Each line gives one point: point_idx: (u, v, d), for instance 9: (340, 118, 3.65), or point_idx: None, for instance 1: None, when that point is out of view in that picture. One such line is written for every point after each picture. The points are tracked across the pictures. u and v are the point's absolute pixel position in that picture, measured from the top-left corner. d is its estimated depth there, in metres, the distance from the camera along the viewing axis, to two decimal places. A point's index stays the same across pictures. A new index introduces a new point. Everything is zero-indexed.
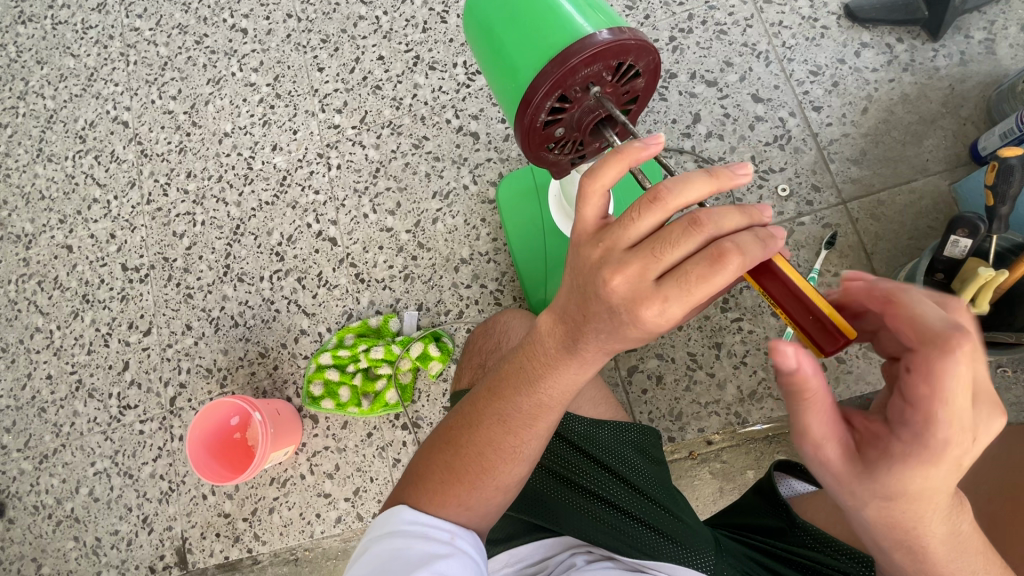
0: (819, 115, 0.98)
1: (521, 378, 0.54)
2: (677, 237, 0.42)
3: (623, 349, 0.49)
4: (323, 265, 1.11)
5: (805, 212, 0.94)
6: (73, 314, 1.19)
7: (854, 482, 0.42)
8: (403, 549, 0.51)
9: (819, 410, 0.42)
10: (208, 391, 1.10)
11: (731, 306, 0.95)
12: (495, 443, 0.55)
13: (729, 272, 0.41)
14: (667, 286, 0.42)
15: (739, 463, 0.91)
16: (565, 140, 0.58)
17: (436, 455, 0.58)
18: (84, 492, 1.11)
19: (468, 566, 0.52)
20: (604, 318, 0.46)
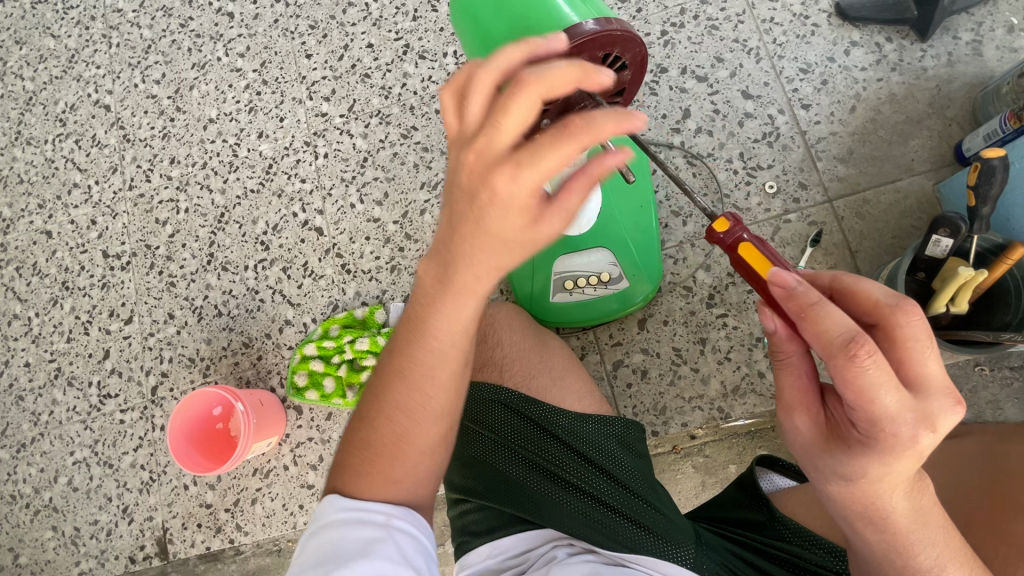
0: (808, 113, 0.98)
1: (415, 324, 0.53)
2: (510, 99, 0.40)
3: (500, 259, 0.47)
4: (309, 255, 1.10)
5: (792, 210, 0.95)
6: (52, 302, 1.17)
7: (821, 453, 0.47)
8: (339, 540, 0.49)
9: (793, 374, 0.48)
10: (191, 380, 1.09)
11: (717, 302, 0.95)
12: (398, 391, 0.54)
13: (573, 137, 0.39)
14: (517, 155, 0.41)
15: (722, 458, 0.92)
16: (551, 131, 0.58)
17: (356, 423, 0.56)
18: (63, 482, 1.10)
19: (408, 546, 0.50)
20: (475, 221, 0.45)
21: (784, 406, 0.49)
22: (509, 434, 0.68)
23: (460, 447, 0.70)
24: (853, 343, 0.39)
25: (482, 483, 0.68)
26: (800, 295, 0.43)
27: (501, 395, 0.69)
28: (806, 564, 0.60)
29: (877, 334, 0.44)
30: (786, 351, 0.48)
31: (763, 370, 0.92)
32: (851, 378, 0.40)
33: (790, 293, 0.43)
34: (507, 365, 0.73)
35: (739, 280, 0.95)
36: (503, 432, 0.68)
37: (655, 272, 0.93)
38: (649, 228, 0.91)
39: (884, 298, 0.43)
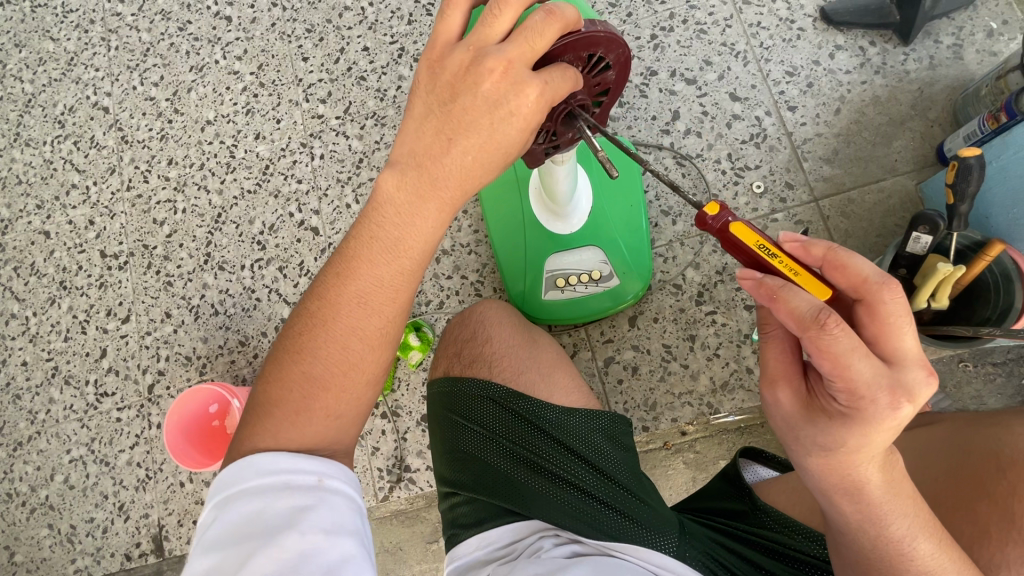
0: (794, 115, 1.00)
1: (379, 242, 0.55)
2: (544, 24, 0.48)
3: (480, 177, 0.53)
4: (305, 255, 1.11)
5: (779, 209, 0.97)
6: (50, 301, 1.18)
7: (801, 424, 0.49)
8: (264, 508, 0.49)
9: (776, 347, 0.51)
10: (187, 378, 1.10)
11: (706, 300, 0.97)
12: (354, 311, 0.56)
13: (570, 67, 0.50)
14: (539, 74, 0.49)
15: (712, 453, 0.95)
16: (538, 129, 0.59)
17: (300, 344, 0.57)
18: (60, 480, 1.10)
19: (339, 504, 0.51)
20: (474, 129, 0.50)
21: (767, 379, 0.51)
22: (497, 427, 0.69)
23: (449, 438, 0.72)
24: (823, 315, 0.43)
25: (471, 474, 0.69)
26: (768, 284, 0.46)
27: (490, 391, 0.71)
28: (786, 551, 0.62)
29: (858, 307, 0.47)
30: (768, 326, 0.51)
31: (751, 366, 0.93)
32: (823, 348, 0.43)
33: (759, 283, 0.47)
34: (497, 361, 0.74)
35: (727, 278, 0.97)
36: (491, 425, 0.70)
37: (645, 271, 0.95)
38: (639, 226, 0.95)
39: (871, 275, 0.46)
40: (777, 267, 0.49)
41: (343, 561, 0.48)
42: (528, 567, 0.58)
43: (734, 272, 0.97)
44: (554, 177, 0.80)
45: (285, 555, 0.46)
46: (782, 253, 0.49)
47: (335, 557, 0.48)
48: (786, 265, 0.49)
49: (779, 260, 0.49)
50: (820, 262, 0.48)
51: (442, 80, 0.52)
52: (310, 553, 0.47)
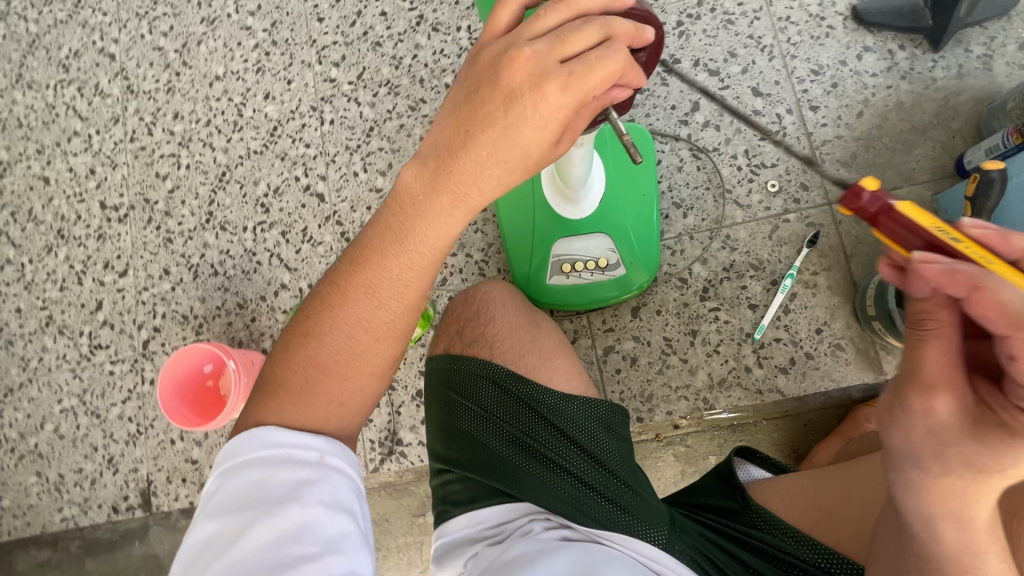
0: (816, 115, 0.99)
1: (394, 236, 0.55)
2: (580, 26, 0.46)
3: (497, 176, 0.51)
4: (308, 220, 1.09)
5: (791, 210, 0.96)
6: (46, 249, 1.17)
7: (960, 436, 0.44)
8: (265, 479, 0.49)
9: (943, 349, 0.44)
10: (183, 337, 1.09)
11: (710, 296, 0.96)
12: (362, 301, 0.56)
13: (618, 48, 0.45)
14: (569, 67, 0.46)
15: (702, 449, 1.02)
16: None
17: (310, 328, 0.58)
18: (49, 429, 1.10)
19: (339, 482, 0.51)
20: (495, 125, 0.49)
21: (922, 384, 0.45)
22: (494, 408, 0.70)
23: (446, 417, 0.72)
24: None
25: (466, 453, 0.69)
26: (963, 272, 0.40)
27: (490, 369, 0.71)
28: (773, 552, 0.61)
29: None
30: (940, 319, 0.44)
31: (750, 365, 0.93)
32: None
33: (949, 273, 0.41)
34: (497, 341, 0.74)
35: (734, 276, 0.96)
36: (489, 406, 0.70)
37: (653, 263, 0.94)
38: (650, 217, 0.94)
39: None
40: (962, 252, 0.41)
41: (340, 537, 0.47)
42: (517, 548, 0.58)
43: (741, 270, 0.96)
44: (570, 160, 0.79)
45: (282, 524, 0.46)
46: (967, 238, 0.41)
47: (333, 532, 0.47)
48: (972, 250, 0.41)
49: (964, 245, 0.41)
50: (1016, 257, 0.41)
51: (475, 74, 0.51)
52: (310, 524, 0.47)
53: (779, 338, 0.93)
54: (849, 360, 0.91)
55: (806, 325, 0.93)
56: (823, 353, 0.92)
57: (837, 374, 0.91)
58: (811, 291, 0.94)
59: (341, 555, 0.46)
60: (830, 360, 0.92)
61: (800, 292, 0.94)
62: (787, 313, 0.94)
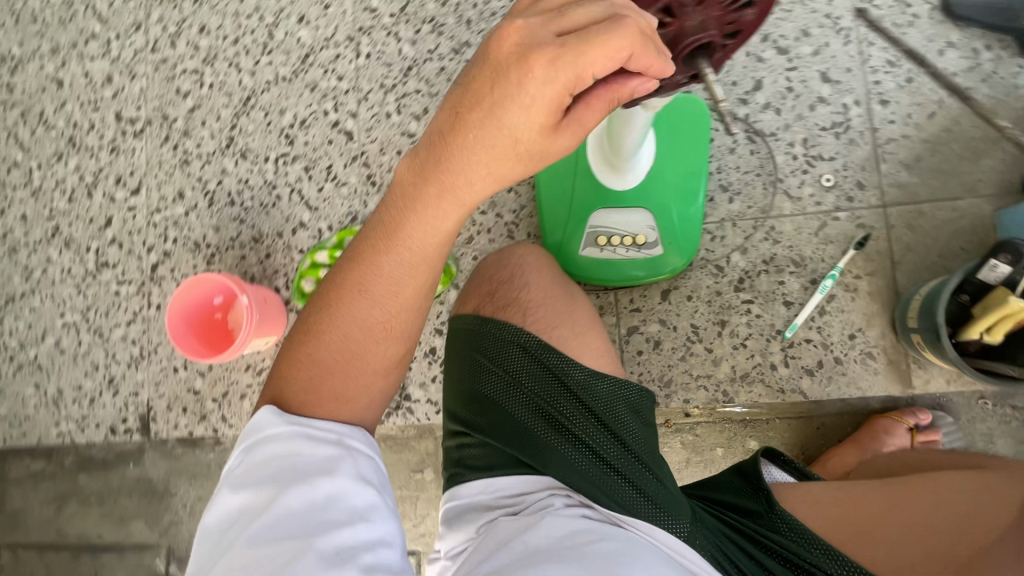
0: (884, 110, 0.93)
1: (393, 231, 0.57)
2: (572, 11, 0.44)
3: (489, 166, 0.49)
4: (334, 158, 1.04)
5: (843, 208, 0.91)
6: (56, 157, 1.11)
7: None
8: (297, 455, 0.53)
9: None
10: (193, 265, 1.05)
11: (745, 287, 0.93)
12: (359, 300, 0.59)
13: (621, 28, 0.41)
14: (558, 47, 0.43)
15: (711, 440, 1.01)
16: None
17: (317, 320, 0.61)
18: (50, 342, 1.08)
19: (360, 461, 0.55)
20: (483, 111, 0.47)
21: None
22: (523, 377, 0.67)
23: (469, 380, 0.70)
24: None
25: (489, 420, 0.67)
26: None
27: (522, 337, 0.68)
28: (794, 559, 0.60)
29: None
30: None
31: (775, 363, 0.90)
32: None
33: None
34: (532, 308, 0.71)
35: (772, 270, 0.92)
36: (518, 375, 0.67)
37: (692, 246, 0.90)
38: (696, 197, 0.89)
39: None
40: None
41: (368, 507, 0.52)
42: (550, 522, 0.57)
43: (781, 265, 0.92)
44: (626, 126, 0.73)
45: (315, 493, 0.50)
46: None
47: (361, 503, 0.52)
48: None
49: None
50: None
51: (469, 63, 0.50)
52: (338, 497, 0.51)
53: (809, 339, 0.90)
54: (877, 370, 0.89)
55: (839, 329, 0.90)
56: (852, 359, 0.89)
57: (864, 383, 0.89)
58: (851, 295, 0.90)
59: (369, 522, 0.51)
60: (858, 368, 0.89)
61: (839, 295, 0.90)
62: (821, 315, 0.91)
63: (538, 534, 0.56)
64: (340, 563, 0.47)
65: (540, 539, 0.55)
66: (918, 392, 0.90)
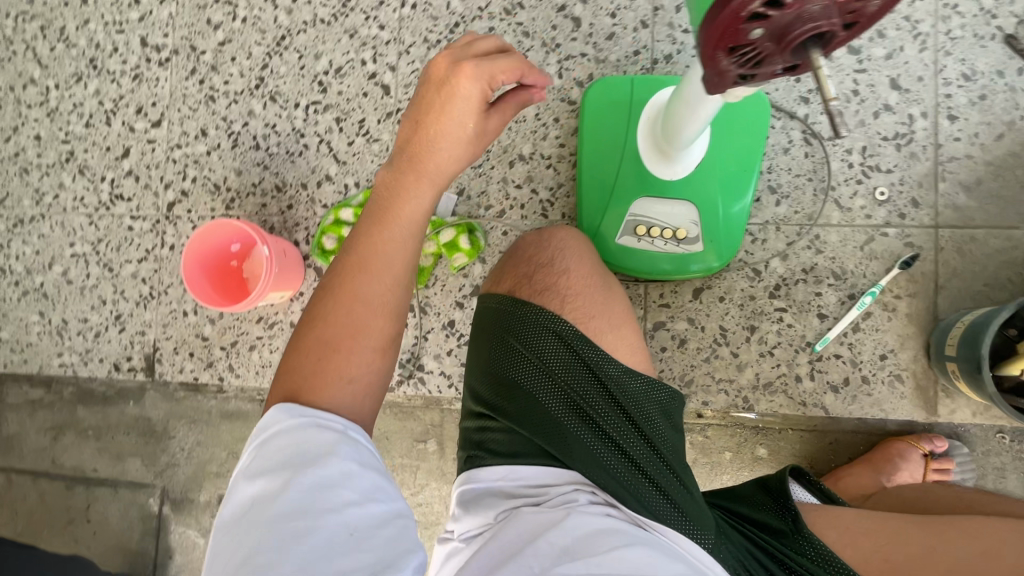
0: (951, 126, 0.88)
1: (378, 219, 0.61)
2: (479, 42, 0.60)
3: (450, 148, 0.60)
4: (367, 112, 0.99)
5: (893, 224, 0.88)
6: (75, 78, 1.06)
7: None
8: (299, 442, 0.51)
9: None
10: (211, 208, 1.01)
11: (780, 295, 0.90)
12: (352, 282, 0.59)
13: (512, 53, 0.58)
14: (477, 59, 0.58)
15: (721, 443, 1.00)
16: (752, 48, 0.41)
17: (309, 318, 0.60)
18: (57, 271, 1.05)
19: (364, 448, 0.53)
20: (434, 108, 0.59)
21: None
22: (555, 367, 0.67)
23: (498, 363, 0.69)
24: None
25: (515, 406, 0.67)
26: None
27: (558, 325, 0.67)
28: None
29: None
30: None
31: (801, 376, 0.88)
32: None
33: None
34: (570, 296, 0.70)
35: (811, 280, 0.89)
36: (550, 364, 0.67)
37: (735, 248, 0.87)
38: (745, 197, 0.85)
39: None
40: None
41: (376, 488, 0.50)
42: (577, 519, 0.58)
43: (821, 276, 0.89)
44: (689, 114, 0.69)
45: (316, 481, 0.48)
46: None
47: (369, 484, 0.50)
48: None
49: None
50: None
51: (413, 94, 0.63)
52: (346, 480, 0.49)
53: (839, 354, 0.88)
54: (904, 394, 0.87)
55: (871, 348, 0.88)
56: (880, 380, 0.87)
57: (888, 405, 0.87)
58: (888, 315, 0.87)
59: (377, 501, 0.49)
60: (884, 390, 0.87)
61: (876, 313, 0.88)
62: (855, 331, 0.88)
63: (562, 528, 0.57)
64: (354, 546, 0.46)
65: (564, 537, 0.56)
66: (940, 421, 0.88)
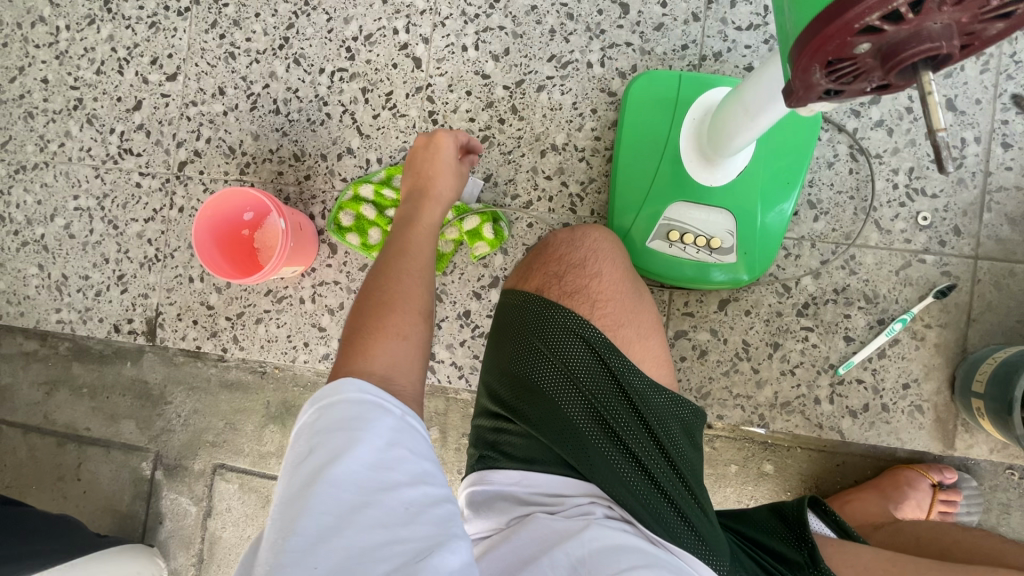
0: (1004, 154, 0.85)
1: (406, 227, 0.68)
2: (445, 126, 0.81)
3: (449, 175, 0.74)
4: (395, 85, 0.94)
5: (932, 251, 0.85)
6: (87, 21, 1.00)
7: None
8: (351, 418, 0.47)
9: None
10: (224, 172, 0.97)
11: (808, 313, 0.87)
12: (391, 263, 0.63)
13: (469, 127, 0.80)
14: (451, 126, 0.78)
15: (727, 455, 0.98)
16: (853, 63, 0.38)
17: (354, 310, 0.59)
18: (59, 224, 1.00)
19: (416, 427, 0.50)
20: (429, 154, 0.74)
21: None
22: (581, 375, 0.64)
23: (521, 364, 0.66)
24: None
25: (536, 411, 0.65)
26: None
27: (587, 331, 0.65)
28: None
29: None
30: None
31: (820, 397, 0.86)
32: None
33: None
34: (600, 301, 0.67)
35: (841, 301, 0.87)
36: (576, 372, 0.64)
37: (767, 263, 0.84)
38: (783, 211, 0.82)
39: None
40: None
41: (426, 472, 0.47)
42: (593, 533, 0.56)
43: (852, 297, 0.86)
44: (741, 121, 0.66)
45: (370, 459, 0.45)
46: None
47: (420, 468, 0.47)
48: None
49: None
50: None
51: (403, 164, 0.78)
52: (398, 462, 0.46)
53: (861, 380, 0.86)
54: (924, 426, 0.85)
55: (895, 376, 0.86)
56: (899, 409, 0.85)
57: (906, 435, 0.85)
58: (916, 343, 0.85)
59: (428, 483, 0.46)
60: (904, 419, 0.85)
61: (904, 340, 0.86)
62: (880, 358, 0.86)
63: (579, 540, 0.55)
64: (405, 528, 0.43)
65: (580, 549, 0.54)
66: (955, 454, 0.87)
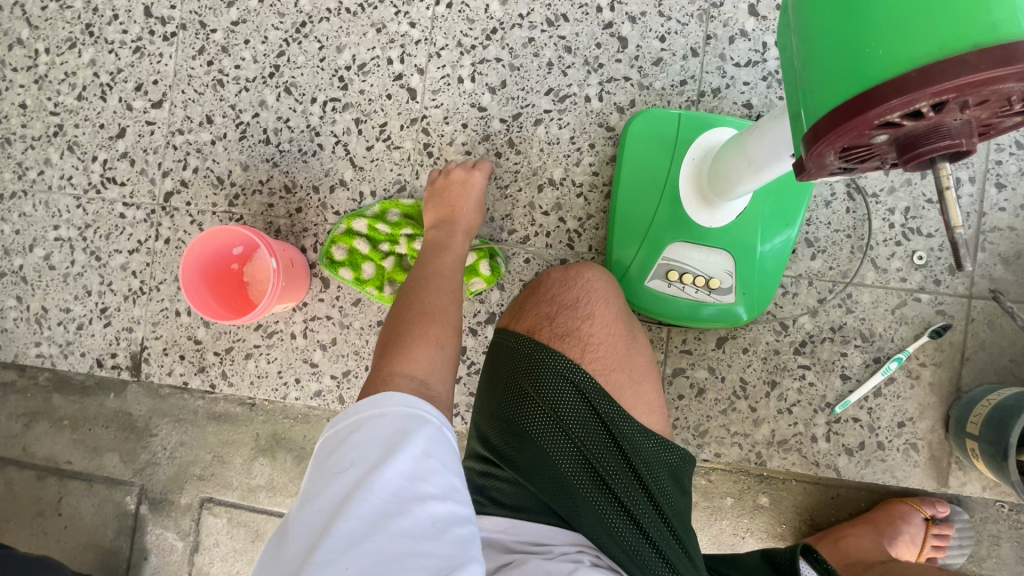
0: (998, 195, 0.85)
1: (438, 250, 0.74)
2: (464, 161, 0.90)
3: (472, 207, 0.82)
4: (390, 117, 0.92)
5: (927, 290, 0.86)
6: (68, 44, 0.97)
7: None
8: (390, 427, 0.47)
9: None
10: (212, 203, 0.94)
11: (805, 351, 0.87)
12: (428, 278, 0.68)
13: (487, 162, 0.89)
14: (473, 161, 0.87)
15: (723, 488, 0.98)
16: (868, 150, 0.37)
17: (393, 318, 0.62)
18: (38, 254, 0.97)
19: (448, 440, 0.49)
20: (455, 186, 0.83)
21: None
22: (570, 420, 0.63)
23: (511, 406, 0.65)
24: None
25: (523, 456, 0.63)
26: None
27: (578, 377, 0.63)
28: None
29: None
30: None
31: (818, 436, 0.87)
32: None
33: None
34: (592, 343, 0.67)
35: (838, 339, 0.87)
36: (567, 416, 0.63)
37: (764, 301, 0.83)
38: (779, 252, 0.81)
39: None
40: None
41: (455, 488, 0.46)
42: None
43: (848, 335, 0.87)
44: (739, 168, 0.65)
45: (404, 470, 0.44)
46: None
47: (450, 483, 0.46)
48: None
49: None
50: None
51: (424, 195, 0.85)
52: (430, 474, 0.45)
53: (857, 418, 0.87)
54: (919, 464, 0.86)
55: (890, 415, 0.86)
56: (895, 447, 0.86)
57: (901, 473, 0.86)
58: (911, 382, 0.86)
59: (455, 501, 0.45)
60: (898, 457, 0.86)
61: (899, 379, 0.86)
62: (875, 396, 0.86)
63: None
64: (431, 543, 0.41)
65: None
66: (948, 491, 0.87)
